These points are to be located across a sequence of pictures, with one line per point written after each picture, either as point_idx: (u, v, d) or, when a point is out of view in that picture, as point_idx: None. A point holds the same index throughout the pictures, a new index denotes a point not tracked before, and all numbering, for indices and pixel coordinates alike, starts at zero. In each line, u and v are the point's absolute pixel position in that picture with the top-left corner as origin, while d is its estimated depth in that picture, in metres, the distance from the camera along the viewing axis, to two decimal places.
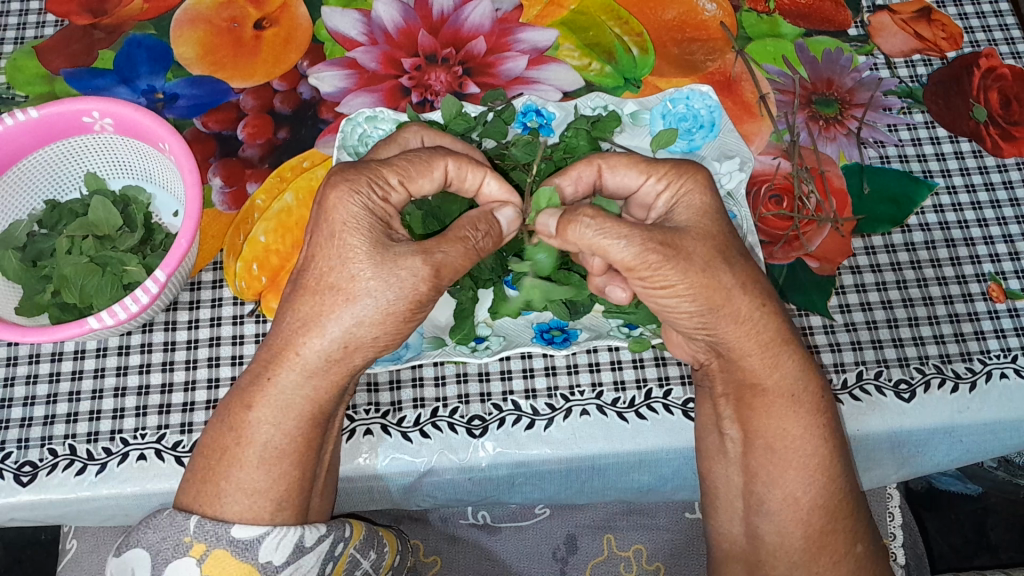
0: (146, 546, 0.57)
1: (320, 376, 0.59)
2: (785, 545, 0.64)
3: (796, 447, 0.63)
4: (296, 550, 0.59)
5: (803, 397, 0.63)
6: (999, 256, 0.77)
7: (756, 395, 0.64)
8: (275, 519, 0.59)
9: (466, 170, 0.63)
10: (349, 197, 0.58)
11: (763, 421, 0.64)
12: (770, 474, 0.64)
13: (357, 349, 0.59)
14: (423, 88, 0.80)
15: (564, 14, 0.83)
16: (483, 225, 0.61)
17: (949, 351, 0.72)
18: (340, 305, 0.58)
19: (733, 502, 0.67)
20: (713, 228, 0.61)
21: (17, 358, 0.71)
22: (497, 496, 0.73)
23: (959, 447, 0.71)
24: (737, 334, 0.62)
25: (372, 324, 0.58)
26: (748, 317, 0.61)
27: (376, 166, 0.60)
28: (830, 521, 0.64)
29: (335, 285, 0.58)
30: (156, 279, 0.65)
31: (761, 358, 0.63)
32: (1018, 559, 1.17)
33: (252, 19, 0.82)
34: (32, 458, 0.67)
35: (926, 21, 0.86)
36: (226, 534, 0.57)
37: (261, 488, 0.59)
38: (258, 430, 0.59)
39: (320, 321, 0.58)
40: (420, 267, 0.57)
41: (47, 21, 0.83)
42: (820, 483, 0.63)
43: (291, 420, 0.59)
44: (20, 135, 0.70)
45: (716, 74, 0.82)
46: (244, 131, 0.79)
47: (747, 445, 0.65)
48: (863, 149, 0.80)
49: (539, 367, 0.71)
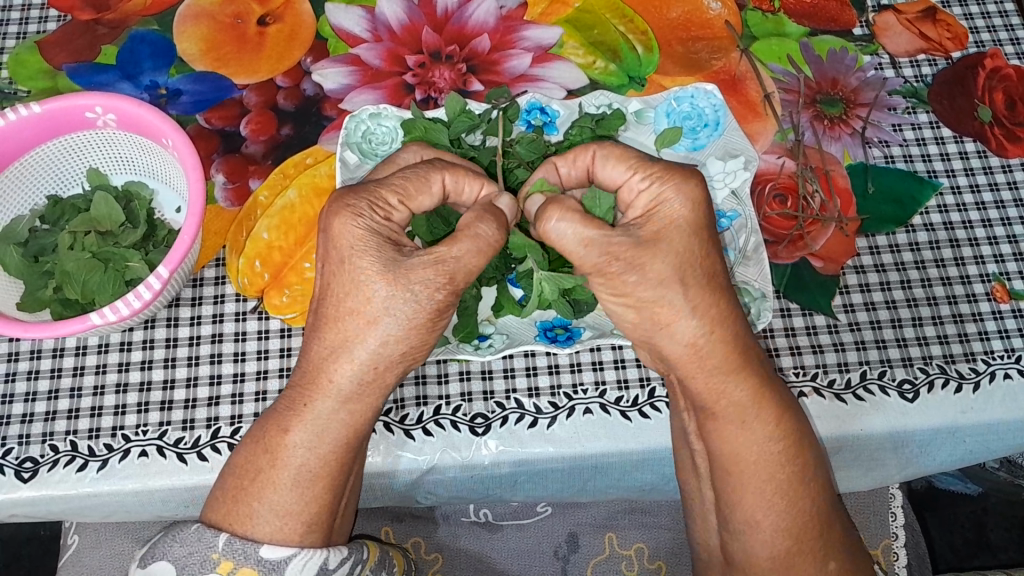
0: (173, 560, 0.57)
1: (352, 401, 0.59)
2: (752, 564, 0.64)
3: (752, 472, 0.62)
4: (320, 573, 0.59)
5: (754, 422, 0.61)
6: (1003, 256, 0.76)
7: (709, 419, 0.62)
8: (305, 541, 0.60)
9: (463, 182, 0.62)
10: (353, 221, 0.58)
11: (718, 446, 0.62)
12: (733, 496, 0.63)
13: (385, 368, 0.59)
14: (427, 85, 0.80)
15: (569, 11, 0.83)
16: (489, 215, 0.59)
17: (953, 351, 0.72)
18: (364, 330, 0.57)
19: (707, 516, 0.67)
20: (684, 244, 0.58)
21: (18, 353, 0.71)
22: (499, 494, 0.73)
23: (962, 448, 0.71)
24: (680, 361, 0.61)
25: (398, 341, 0.58)
26: (691, 343, 0.60)
27: (375, 188, 0.59)
28: (795, 543, 0.63)
29: (356, 310, 0.57)
30: (159, 275, 0.65)
31: (706, 382, 0.61)
32: (1019, 559, 1.17)
33: (255, 15, 0.82)
34: (33, 453, 0.67)
35: (931, 21, 0.86)
36: (255, 553, 0.58)
37: (294, 510, 0.59)
38: (295, 455, 0.59)
39: (348, 347, 0.58)
40: (435, 278, 0.57)
41: (49, 16, 0.82)
42: (781, 507, 0.62)
43: (325, 444, 0.59)
44: (23, 129, 0.70)
45: (721, 73, 0.81)
46: (247, 127, 0.78)
47: (712, 464, 0.64)
48: (867, 149, 0.80)
49: (542, 366, 0.71)
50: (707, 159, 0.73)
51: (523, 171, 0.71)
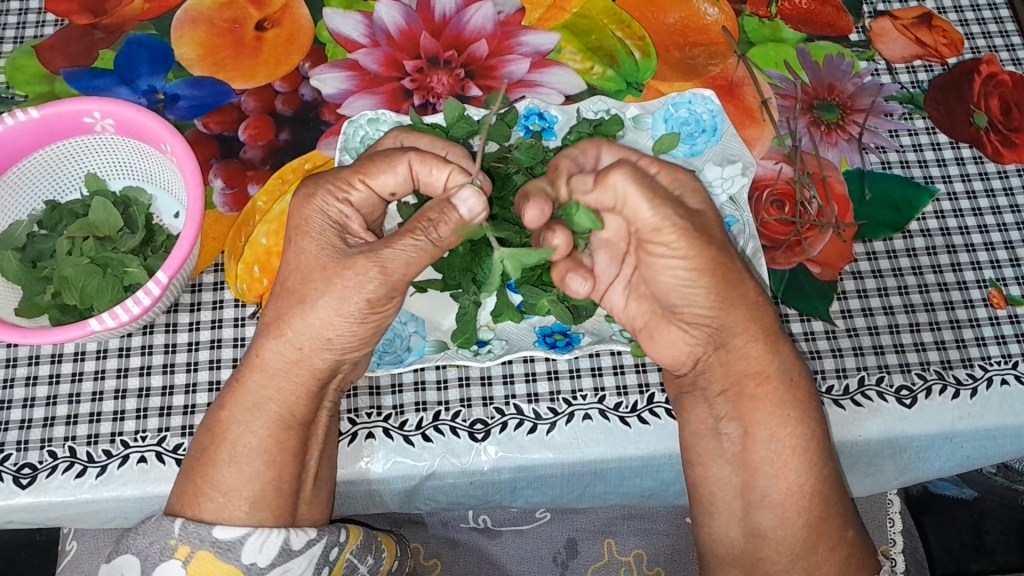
0: (136, 552, 0.58)
1: (282, 376, 0.62)
2: (788, 538, 0.64)
3: (791, 438, 0.64)
4: (283, 553, 0.60)
5: (800, 382, 0.65)
6: (1000, 262, 0.77)
7: (760, 384, 0.65)
8: (252, 518, 0.61)
9: (429, 165, 0.61)
10: (309, 201, 0.62)
11: (767, 411, 0.64)
12: (773, 464, 0.64)
13: (313, 351, 0.61)
14: (425, 91, 0.80)
15: (567, 17, 0.83)
16: (432, 214, 0.59)
17: (950, 357, 0.72)
18: (295, 309, 0.61)
19: (729, 504, 0.66)
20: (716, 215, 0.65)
21: (17, 359, 0.71)
22: (498, 500, 0.73)
23: (959, 454, 0.71)
24: (744, 320, 0.64)
25: (324, 325, 0.61)
26: (756, 301, 0.64)
27: (338, 172, 0.62)
28: (825, 507, 0.64)
29: (293, 289, 0.61)
30: (158, 281, 0.64)
31: (764, 342, 0.65)
32: (1014, 562, 1.17)
33: (253, 20, 0.82)
34: (32, 459, 0.67)
35: (927, 28, 0.86)
36: (209, 535, 0.58)
37: (235, 487, 0.61)
38: (229, 430, 0.62)
39: (279, 324, 0.62)
40: (366, 266, 0.59)
41: (46, 20, 0.82)
42: (817, 467, 0.64)
43: (262, 419, 0.62)
44: (20, 134, 0.70)
45: (719, 78, 0.82)
46: (246, 133, 0.78)
47: (747, 439, 0.65)
48: (864, 155, 0.80)
49: (541, 371, 0.71)
50: (704, 165, 0.73)
51: (521, 176, 0.72)
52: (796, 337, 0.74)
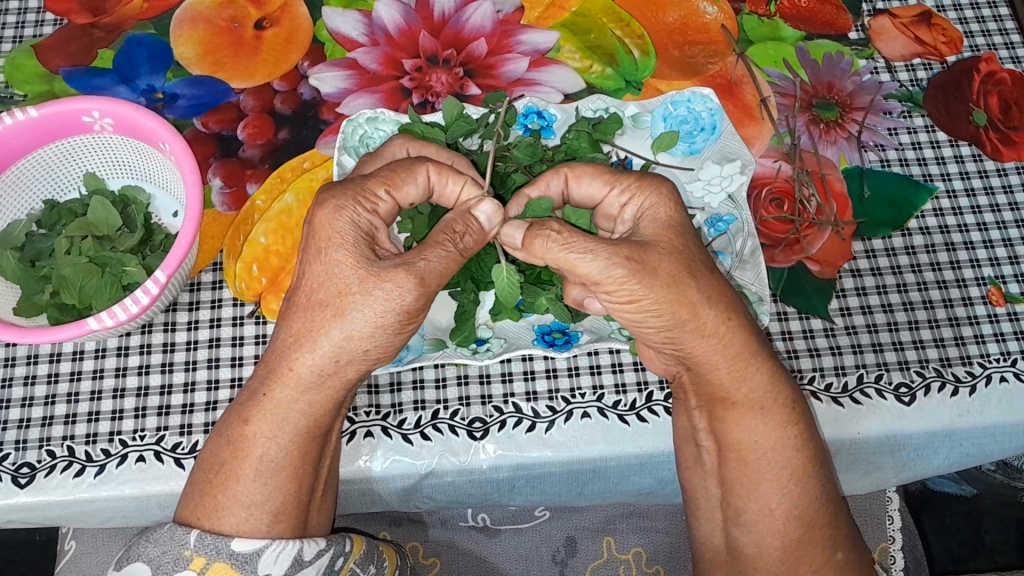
0: (148, 561, 0.57)
1: (315, 390, 0.59)
2: (762, 558, 0.65)
3: (761, 463, 0.63)
4: (295, 564, 0.60)
5: (772, 408, 0.63)
6: (999, 259, 0.77)
7: (727, 408, 0.63)
8: (273, 531, 0.60)
9: (447, 178, 0.64)
10: (336, 214, 0.59)
11: (733, 434, 0.64)
12: (744, 488, 0.64)
13: (348, 362, 0.59)
14: (424, 89, 0.80)
15: (566, 15, 0.83)
16: (459, 226, 0.61)
17: (949, 354, 0.72)
18: (329, 320, 0.58)
19: (713, 512, 0.67)
20: (676, 241, 0.60)
21: (15, 358, 0.71)
22: (497, 498, 0.73)
23: (959, 451, 0.71)
24: (706, 349, 0.61)
25: (362, 337, 0.58)
26: (716, 331, 0.61)
27: (363, 181, 0.61)
28: (806, 530, 0.64)
29: (327, 302, 0.58)
30: (156, 279, 0.64)
31: (729, 371, 0.62)
32: (1014, 560, 1.17)
33: (252, 19, 0.82)
34: (30, 459, 0.67)
35: (926, 26, 0.86)
36: (226, 547, 0.58)
37: (259, 500, 0.59)
38: (255, 444, 0.59)
39: (314, 336, 0.58)
40: (405, 279, 0.57)
41: (46, 19, 0.82)
42: (795, 492, 0.63)
43: (287, 433, 0.60)
44: (20, 134, 0.70)
45: (718, 77, 0.82)
46: (244, 132, 0.78)
47: (721, 457, 0.65)
48: (863, 153, 0.80)
49: (540, 370, 0.71)
50: (703, 164, 0.73)
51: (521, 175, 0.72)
52: (793, 335, 0.73)
